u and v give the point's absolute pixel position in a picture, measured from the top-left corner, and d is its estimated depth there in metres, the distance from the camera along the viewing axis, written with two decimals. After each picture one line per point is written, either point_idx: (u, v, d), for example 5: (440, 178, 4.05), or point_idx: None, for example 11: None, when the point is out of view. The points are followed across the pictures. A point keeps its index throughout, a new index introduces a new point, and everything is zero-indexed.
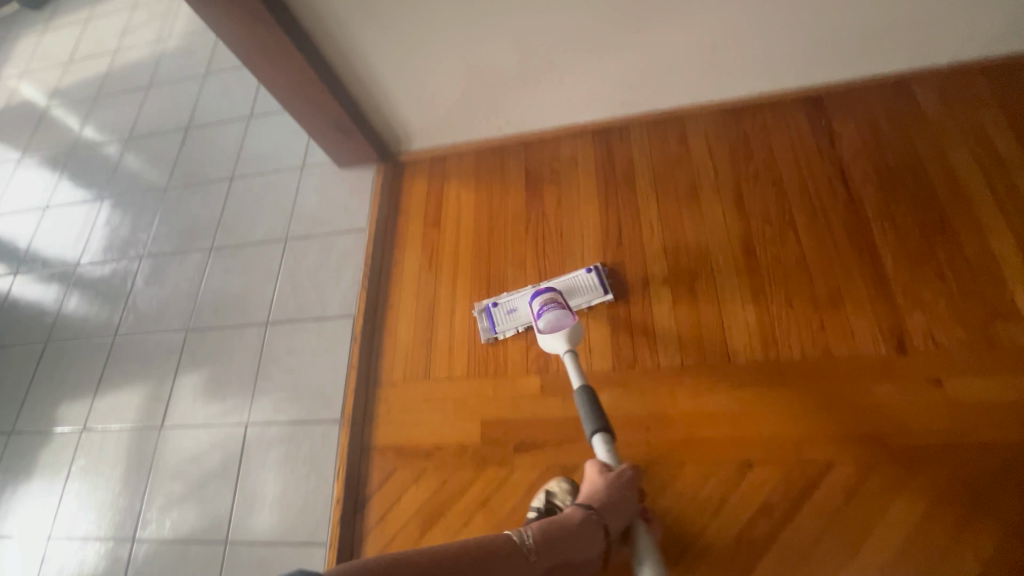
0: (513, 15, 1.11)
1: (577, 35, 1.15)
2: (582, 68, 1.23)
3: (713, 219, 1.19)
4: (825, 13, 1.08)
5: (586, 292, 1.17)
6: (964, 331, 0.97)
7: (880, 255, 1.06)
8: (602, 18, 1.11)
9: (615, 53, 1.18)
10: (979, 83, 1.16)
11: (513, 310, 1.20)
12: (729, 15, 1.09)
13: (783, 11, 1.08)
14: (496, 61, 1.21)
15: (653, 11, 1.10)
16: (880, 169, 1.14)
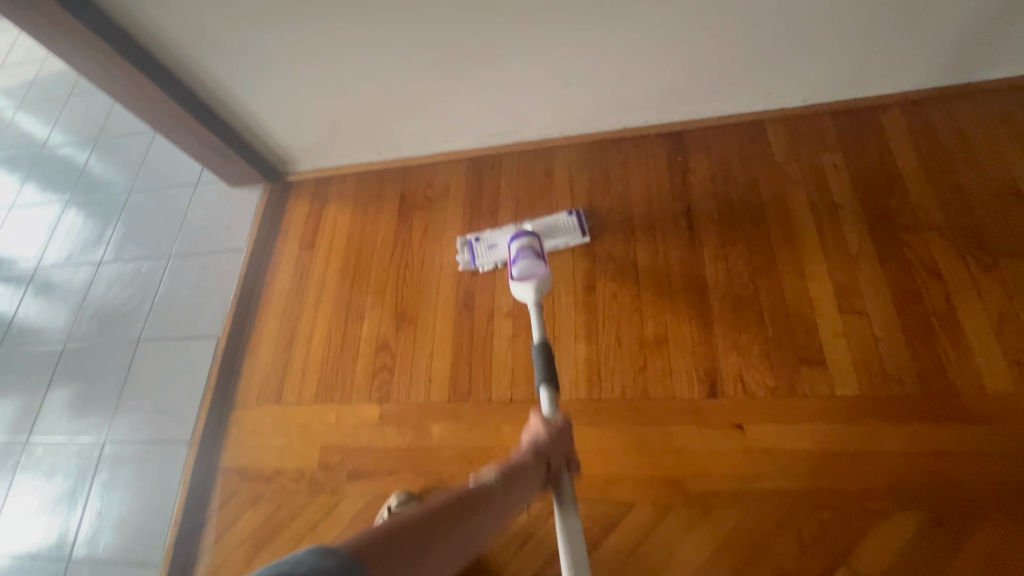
0: (358, 48, 1.13)
1: (429, 66, 1.17)
2: (443, 97, 1.25)
3: (563, 254, 1.20)
4: (665, 52, 1.11)
5: (565, 233, 1.21)
6: (772, 376, 0.98)
7: (708, 297, 1.08)
8: (446, 51, 1.13)
9: (469, 82, 1.21)
10: (825, 126, 1.18)
11: (494, 246, 1.24)
12: (568, 52, 1.12)
13: (619, 49, 1.10)
14: (356, 89, 1.23)
15: (493, 46, 1.12)
16: (722, 210, 1.16)
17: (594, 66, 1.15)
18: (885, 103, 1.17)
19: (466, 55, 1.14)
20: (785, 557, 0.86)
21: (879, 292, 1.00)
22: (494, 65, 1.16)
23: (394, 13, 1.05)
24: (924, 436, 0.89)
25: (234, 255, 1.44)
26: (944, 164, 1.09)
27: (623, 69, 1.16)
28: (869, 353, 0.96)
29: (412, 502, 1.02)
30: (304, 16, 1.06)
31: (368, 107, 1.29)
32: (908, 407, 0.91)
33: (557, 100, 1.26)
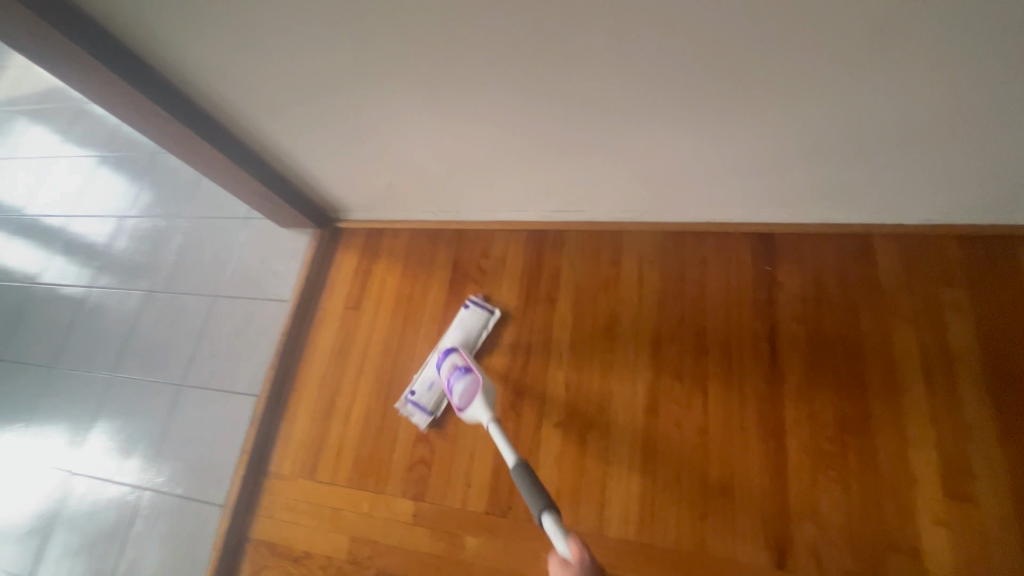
0: (426, 130, 1.03)
1: (503, 149, 1.06)
2: (513, 175, 1.14)
3: (623, 362, 1.10)
4: (773, 162, 0.96)
5: (474, 323, 1.20)
6: (852, 557, 0.87)
7: (786, 446, 0.96)
8: (522, 138, 1.01)
9: (540, 165, 1.10)
10: (950, 253, 1.01)
11: (430, 383, 1.17)
12: (658, 152, 0.99)
13: (718, 155, 0.96)
14: (418, 157, 1.14)
15: (574, 141, 1.00)
16: (812, 340, 1.02)
17: (688, 168, 1.02)
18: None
19: (544, 145, 1.03)
20: None
21: (994, 477, 0.86)
22: (576, 156, 1.04)
23: (476, 103, 0.94)
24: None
25: (279, 305, 1.41)
26: None
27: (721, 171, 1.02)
28: (972, 556, 0.83)
29: None
30: (378, 95, 0.96)
31: (430, 175, 1.20)
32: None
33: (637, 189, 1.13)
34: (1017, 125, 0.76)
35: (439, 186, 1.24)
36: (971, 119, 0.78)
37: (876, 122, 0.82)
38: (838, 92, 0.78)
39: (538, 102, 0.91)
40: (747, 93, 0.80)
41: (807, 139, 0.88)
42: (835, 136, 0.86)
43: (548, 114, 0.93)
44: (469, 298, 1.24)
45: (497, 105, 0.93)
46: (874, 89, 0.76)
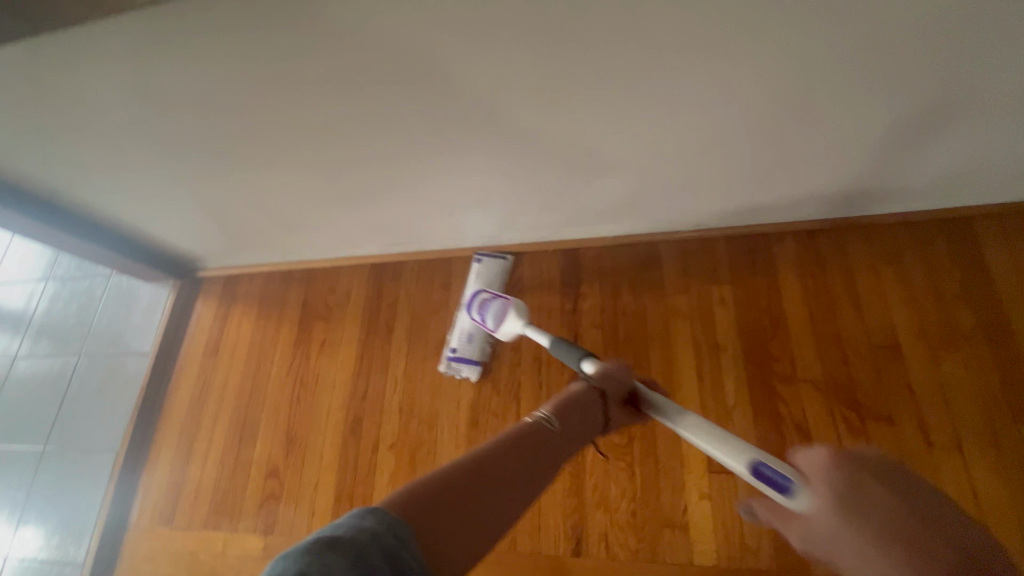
0: (231, 182, 1.11)
1: (315, 195, 1.14)
2: (337, 217, 1.22)
3: (450, 381, 1.19)
4: (544, 190, 1.07)
5: (490, 271, 1.24)
6: (634, 538, 0.97)
7: (584, 443, 1.06)
8: (321, 186, 1.10)
9: (353, 208, 1.18)
10: (718, 255, 1.15)
11: (467, 335, 1.18)
12: (442, 189, 1.09)
13: (493, 186, 1.07)
14: (242, 209, 1.21)
15: (366, 187, 1.09)
16: (608, 343, 1.13)
17: (484, 200, 1.12)
18: (781, 231, 1.14)
19: (349, 190, 1.11)
20: None
21: None
22: (384, 197, 1.13)
23: (262, 162, 1.02)
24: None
25: (141, 359, 1.44)
26: (830, 307, 1.05)
27: (515, 200, 1.13)
28: (730, 521, 0.94)
29: None
30: (171, 160, 1.03)
31: (263, 222, 1.26)
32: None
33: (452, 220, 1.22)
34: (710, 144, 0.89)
35: (276, 231, 1.30)
36: (668, 145, 0.90)
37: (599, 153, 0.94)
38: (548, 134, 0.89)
39: (322, 157, 0.99)
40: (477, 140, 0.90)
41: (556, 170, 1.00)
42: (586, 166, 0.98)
43: (336, 166, 1.02)
44: (477, 256, 1.27)
45: (288, 161, 1.01)
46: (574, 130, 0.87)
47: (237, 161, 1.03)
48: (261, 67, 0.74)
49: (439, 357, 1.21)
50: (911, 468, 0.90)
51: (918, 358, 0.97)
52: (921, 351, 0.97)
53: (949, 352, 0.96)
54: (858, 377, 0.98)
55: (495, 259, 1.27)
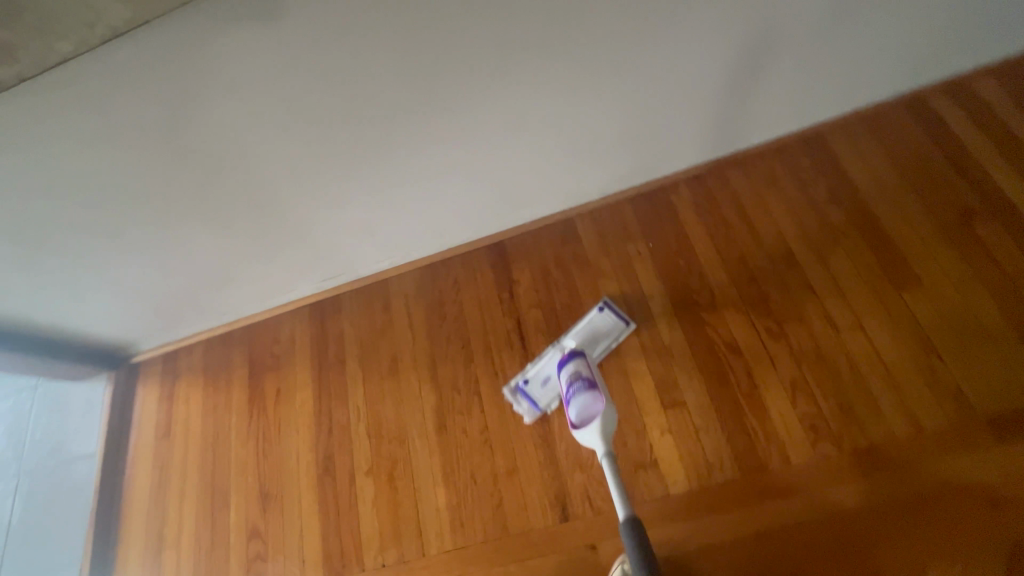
0: (145, 253, 1.10)
1: (236, 246, 1.15)
2: (265, 263, 1.24)
3: (411, 394, 1.21)
4: (453, 189, 1.14)
5: (608, 336, 1.12)
6: (613, 486, 1.02)
7: (548, 415, 1.11)
8: (241, 234, 1.12)
9: (279, 252, 1.20)
10: (626, 215, 1.25)
11: (546, 378, 1.12)
12: (359, 211, 1.13)
13: (406, 196, 1.13)
14: (165, 279, 1.20)
15: (285, 225, 1.12)
16: (549, 318, 1.20)
17: (404, 213, 1.17)
18: (673, 181, 1.25)
19: (267, 231, 1.13)
20: None
21: (692, 378, 1.06)
22: (307, 232, 1.16)
23: (172, 221, 1.03)
24: (753, 523, 0.93)
25: (90, 461, 1.37)
26: (729, 234, 1.16)
27: (432, 207, 1.19)
28: (693, 446, 1.01)
29: None
30: (76, 241, 1.02)
31: (191, 286, 1.26)
32: (731, 492, 0.96)
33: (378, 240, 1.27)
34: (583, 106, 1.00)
35: (205, 294, 1.29)
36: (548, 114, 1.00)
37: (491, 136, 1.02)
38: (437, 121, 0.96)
39: (238, 198, 1.02)
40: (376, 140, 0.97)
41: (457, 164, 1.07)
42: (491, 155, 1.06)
43: (250, 206, 1.05)
44: (604, 302, 1.14)
45: (202, 213, 1.02)
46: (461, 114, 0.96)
47: (146, 227, 1.03)
48: (149, 105, 0.78)
49: (512, 381, 1.16)
50: (824, 353, 1.01)
51: (809, 258, 1.09)
52: (810, 251, 1.10)
53: (832, 246, 1.09)
54: (765, 289, 1.09)
55: (617, 323, 1.13)
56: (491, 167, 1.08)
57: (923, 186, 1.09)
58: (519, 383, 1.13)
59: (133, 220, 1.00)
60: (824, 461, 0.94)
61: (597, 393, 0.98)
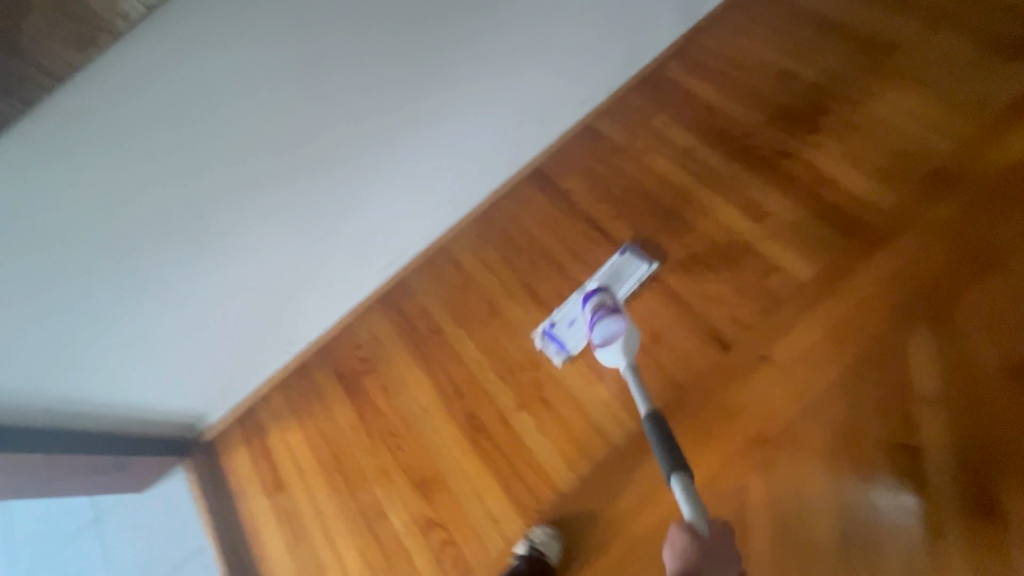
0: (224, 256, 1.08)
1: (324, 204, 1.14)
2: (349, 231, 1.22)
3: (523, 322, 1.20)
4: (489, 109, 1.23)
5: (632, 274, 1.15)
6: (751, 301, 1.08)
7: (661, 276, 1.15)
8: (311, 210, 1.13)
9: (347, 229, 1.21)
10: (636, 100, 1.37)
11: (573, 322, 1.14)
12: (412, 151, 1.19)
13: (451, 123, 1.20)
14: (241, 295, 1.16)
15: (351, 187, 1.15)
16: (615, 204, 1.26)
17: (448, 145, 1.23)
18: (661, 59, 1.39)
19: (331, 196, 1.14)
20: (876, 429, 0.93)
21: (766, 189, 1.16)
22: (386, 171, 1.18)
23: (248, 199, 1.04)
24: (890, 269, 1.02)
25: (202, 555, 1.19)
26: (730, 77, 1.31)
27: (471, 136, 1.25)
28: (800, 239, 1.10)
29: (553, 541, 0.97)
30: (160, 249, 1.00)
31: (279, 284, 1.20)
32: (855, 255, 1.06)
33: (429, 195, 1.29)
34: None
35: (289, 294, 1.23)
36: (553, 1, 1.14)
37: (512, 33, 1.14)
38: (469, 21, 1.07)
39: (306, 154, 1.06)
40: (420, 52, 1.06)
41: (489, 72, 1.17)
42: (531, 38, 1.17)
43: (341, 136, 1.07)
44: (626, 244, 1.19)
45: (301, 148, 1.04)
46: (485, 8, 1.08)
47: (225, 213, 1.03)
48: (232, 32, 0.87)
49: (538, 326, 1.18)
50: (860, 122, 1.16)
51: (805, 65, 1.26)
52: (802, 61, 1.27)
53: (817, 50, 1.27)
54: (785, 101, 1.24)
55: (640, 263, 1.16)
56: (515, 68, 1.19)
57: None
58: (546, 326, 1.15)
59: (242, 166, 1.00)
60: (910, 194, 1.07)
61: (620, 318, 1.04)
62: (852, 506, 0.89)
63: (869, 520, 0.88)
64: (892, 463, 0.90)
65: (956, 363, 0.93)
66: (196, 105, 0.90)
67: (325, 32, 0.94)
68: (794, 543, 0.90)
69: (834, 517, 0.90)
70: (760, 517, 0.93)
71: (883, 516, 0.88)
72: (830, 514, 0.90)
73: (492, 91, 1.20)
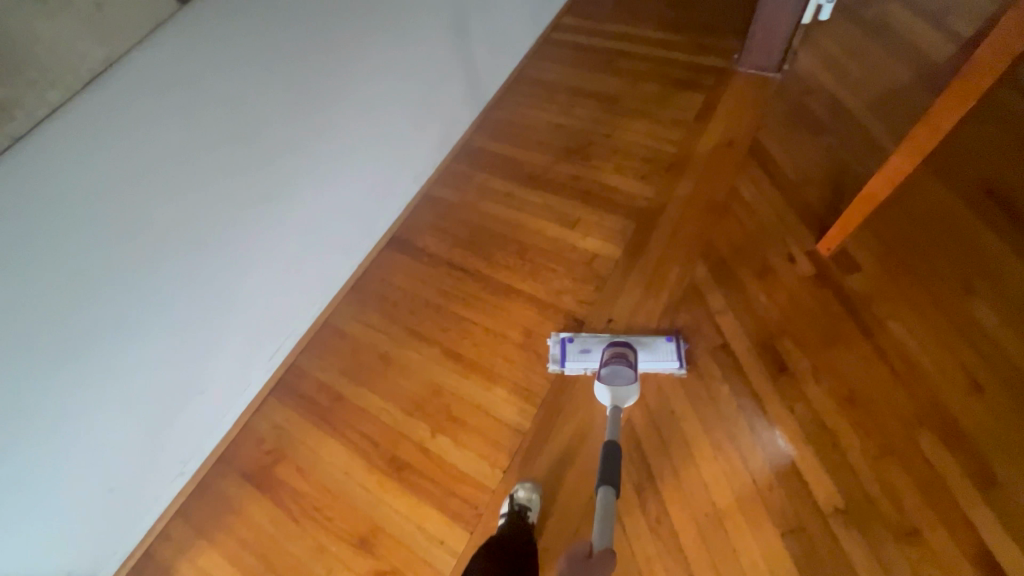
0: (110, 373, 1.04)
1: (210, 297, 1.18)
2: (258, 280, 1.28)
3: (417, 360, 1.33)
4: (347, 188, 1.42)
5: (658, 355, 1.20)
6: (589, 284, 1.37)
7: (518, 287, 1.39)
8: (197, 307, 1.16)
9: (233, 319, 1.25)
10: (459, 167, 1.69)
11: (587, 350, 1.25)
12: (284, 234, 1.30)
13: (315, 207, 1.35)
14: (130, 414, 1.10)
15: (233, 278, 1.22)
16: (466, 246, 1.51)
17: (318, 223, 1.38)
18: (469, 134, 1.76)
19: (215, 288, 1.18)
20: (699, 343, 1.24)
21: (572, 205, 1.52)
22: (288, 216, 1.29)
23: (133, 307, 1.04)
24: (668, 232, 1.40)
25: None
26: (522, 136, 1.71)
27: (335, 213, 1.42)
28: (606, 231, 1.44)
29: (535, 495, 1.08)
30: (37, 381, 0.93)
31: (174, 385, 1.17)
32: (645, 229, 1.42)
33: (306, 275, 1.40)
34: (397, 87, 1.45)
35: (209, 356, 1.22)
36: (381, 98, 1.42)
37: (356, 125, 1.38)
38: (323, 119, 1.28)
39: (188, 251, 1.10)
40: (285, 146, 1.22)
41: (343, 159, 1.38)
42: (370, 125, 1.42)
43: (245, 186, 1.17)
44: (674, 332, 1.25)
45: (213, 200, 1.12)
46: (334, 108, 1.30)
47: (109, 326, 1.01)
48: (111, 148, 0.92)
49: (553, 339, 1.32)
50: (617, 145, 1.61)
51: (568, 119, 1.72)
52: (566, 116, 1.73)
53: (573, 108, 1.74)
54: (564, 143, 1.66)
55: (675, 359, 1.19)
56: (363, 151, 1.43)
57: (583, 64, 1.87)
58: (564, 338, 1.28)
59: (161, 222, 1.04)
60: (663, 180, 1.50)
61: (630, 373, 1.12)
62: (705, 403, 1.16)
63: (719, 408, 1.15)
64: (717, 363, 1.20)
65: (730, 281, 1.30)
66: (74, 222, 0.90)
67: (196, 137, 1.04)
68: (678, 447, 1.12)
69: (696, 417, 1.15)
70: (649, 439, 1.14)
71: (726, 401, 1.15)
72: (693, 415, 1.15)
73: (347, 173, 1.40)
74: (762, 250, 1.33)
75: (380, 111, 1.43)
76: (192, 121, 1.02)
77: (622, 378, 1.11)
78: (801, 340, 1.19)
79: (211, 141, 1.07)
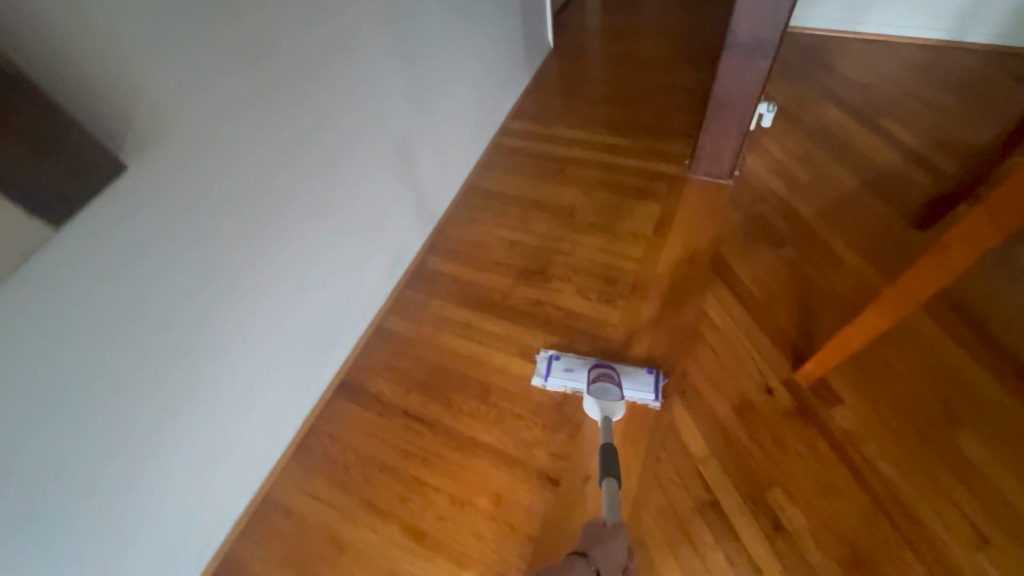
0: None
1: (131, 501, 0.95)
2: (221, 416, 1.10)
3: (373, 542, 1.16)
4: (297, 329, 1.26)
5: (638, 383, 1.25)
6: (560, 432, 1.25)
7: (483, 439, 1.26)
8: (106, 531, 0.92)
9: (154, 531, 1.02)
10: (413, 295, 1.58)
11: (571, 369, 1.30)
12: (220, 418, 1.10)
13: (256, 377, 1.17)
14: None
15: (154, 484, 0.99)
16: (424, 390, 1.38)
17: (266, 375, 1.20)
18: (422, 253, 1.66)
19: (139, 487, 0.96)
20: (687, 500, 1.12)
21: (536, 336, 1.42)
22: (262, 317, 1.14)
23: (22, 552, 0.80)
24: (638, 366, 1.32)
25: None
26: (478, 256, 1.63)
27: (284, 358, 1.25)
28: (573, 366, 1.35)
29: None
30: None
31: None
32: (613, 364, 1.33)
33: (244, 451, 1.20)
34: (348, 211, 1.33)
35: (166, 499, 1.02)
36: (332, 227, 1.29)
37: (306, 262, 1.23)
38: (270, 263, 1.13)
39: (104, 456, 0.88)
40: (230, 304, 1.05)
41: (292, 301, 1.22)
42: (321, 258, 1.28)
43: (219, 294, 1.03)
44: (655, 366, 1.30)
45: (184, 318, 0.97)
46: (281, 249, 1.15)
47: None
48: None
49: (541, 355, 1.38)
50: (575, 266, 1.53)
51: (525, 235, 1.65)
52: (522, 231, 1.66)
53: (528, 221, 1.68)
54: (522, 262, 1.58)
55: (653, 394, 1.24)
56: (314, 285, 1.27)
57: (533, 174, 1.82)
58: (552, 355, 1.34)
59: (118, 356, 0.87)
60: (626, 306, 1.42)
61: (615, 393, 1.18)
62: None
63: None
64: (708, 524, 1.09)
65: (711, 421, 1.21)
66: None
67: (118, 323, 0.85)
68: None
69: None
70: None
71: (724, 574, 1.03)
72: None
73: (297, 312, 1.24)
74: (738, 382, 1.26)
75: (331, 241, 1.30)
76: (158, 233, 0.89)
77: (609, 395, 1.17)
78: (793, 491, 1.10)
79: (179, 252, 0.93)
